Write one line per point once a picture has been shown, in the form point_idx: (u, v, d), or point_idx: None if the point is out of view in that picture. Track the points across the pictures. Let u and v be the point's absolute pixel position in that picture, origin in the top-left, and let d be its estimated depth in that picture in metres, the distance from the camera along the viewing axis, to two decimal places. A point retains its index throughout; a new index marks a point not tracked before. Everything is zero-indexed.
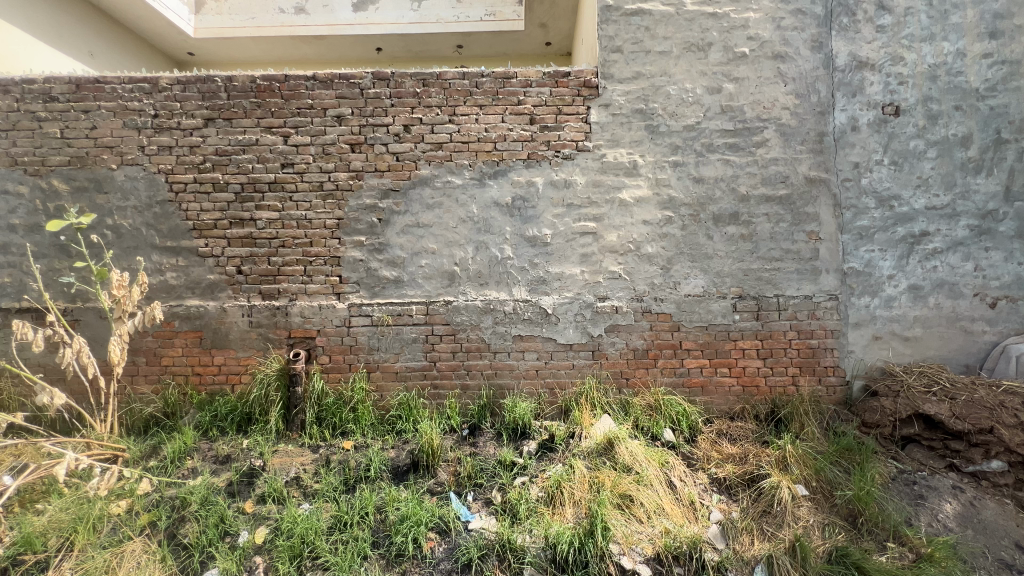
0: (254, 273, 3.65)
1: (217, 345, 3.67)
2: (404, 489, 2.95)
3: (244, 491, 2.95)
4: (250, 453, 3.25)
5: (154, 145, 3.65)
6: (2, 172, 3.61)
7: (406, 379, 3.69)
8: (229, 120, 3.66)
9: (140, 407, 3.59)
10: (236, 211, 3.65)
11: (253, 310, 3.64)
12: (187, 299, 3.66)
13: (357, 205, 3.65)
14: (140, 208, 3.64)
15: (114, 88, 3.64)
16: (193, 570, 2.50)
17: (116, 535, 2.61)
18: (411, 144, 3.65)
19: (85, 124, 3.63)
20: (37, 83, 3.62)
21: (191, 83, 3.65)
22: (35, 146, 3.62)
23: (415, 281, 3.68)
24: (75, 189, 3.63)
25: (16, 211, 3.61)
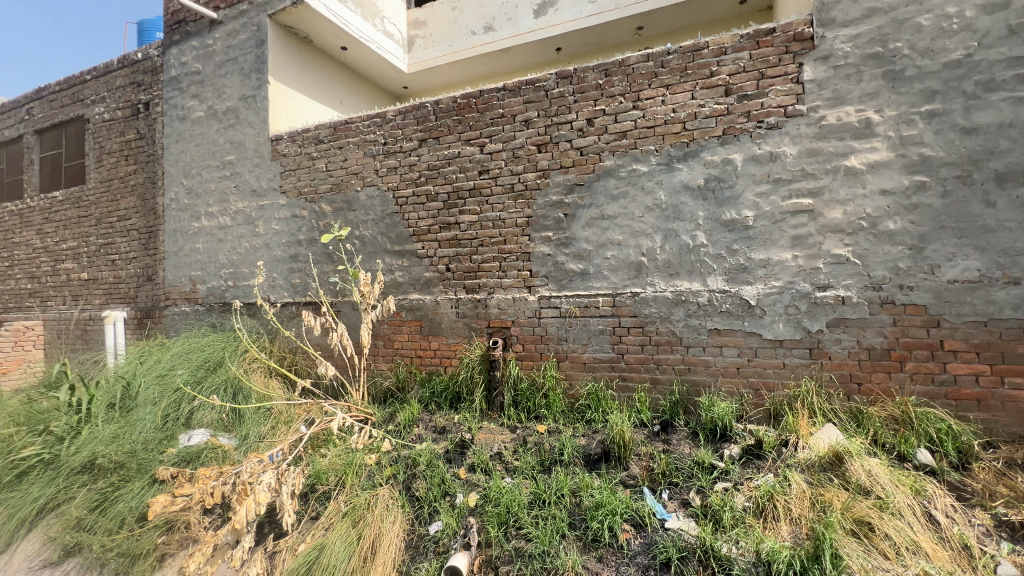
0: (460, 270, 4.16)
1: (433, 333, 4.29)
2: (596, 476, 3.00)
3: (458, 458, 3.40)
4: (461, 427, 3.73)
5: (385, 168, 4.45)
6: (293, 202, 4.87)
7: (594, 369, 3.74)
8: (438, 138, 4.24)
9: (381, 381, 4.44)
10: (444, 217, 4.21)
11: (459, 303, 4.15)
12: (410, 293, 4.37)
13: (545, 202, 3.84)
14: (377, 220, 4.49)
15: (358, 126, 4.57)
16: (424, 519, 2.98)
17: (371, 480, 3.29)
18: (595, 137, 3.67)
19: (341, 158, 4.64)
20: (311, 131, 4.77)
21: (409, 111, 4.34)
22: (311, 179, 4.77)
23: (601, 273, 3.70)
24: (336, 209, 4.67)
25: (302, 229, 4.82)
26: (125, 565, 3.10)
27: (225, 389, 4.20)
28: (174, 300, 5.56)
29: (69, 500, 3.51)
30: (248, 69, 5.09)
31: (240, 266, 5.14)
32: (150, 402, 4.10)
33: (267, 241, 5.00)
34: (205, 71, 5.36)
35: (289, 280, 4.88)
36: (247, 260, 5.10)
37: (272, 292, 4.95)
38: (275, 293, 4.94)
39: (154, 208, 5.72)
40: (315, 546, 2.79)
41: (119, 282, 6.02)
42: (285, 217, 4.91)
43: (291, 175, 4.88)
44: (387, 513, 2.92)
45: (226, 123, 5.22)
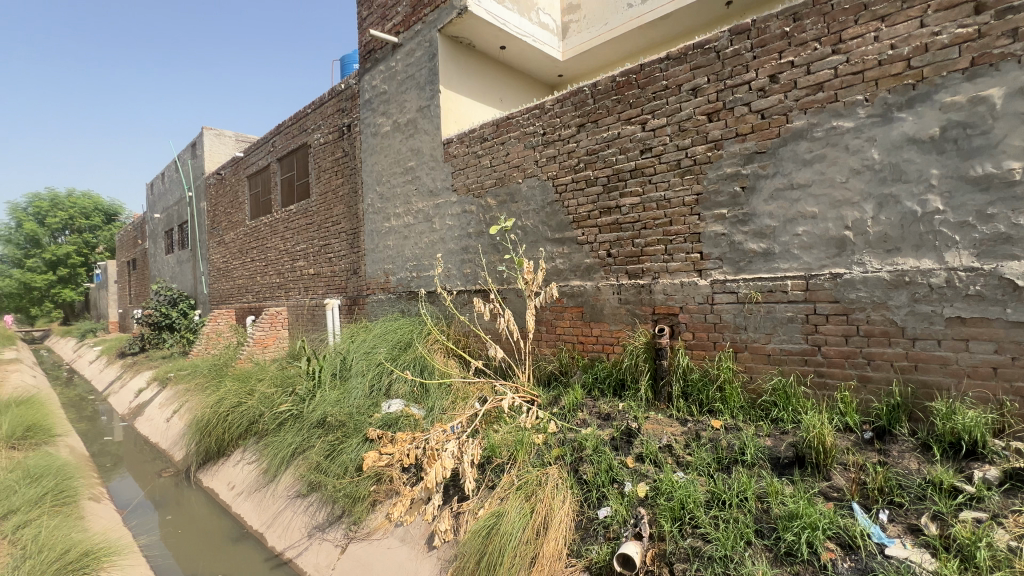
0: (621, 255, 4.05)
1: (595, 319, 4.26)
2: (788, 483, 2.64)
3: (624, 446, 3.32)
4: (626, 415, 3.65)
5: (545, 157, 4.55)
6: (463, 198, 5.32)
7: (781, 362, 3.29)
8: (596, 121, 4.16)
9: (545, 364, 4.61)
10: (604, 201, 4.13)
11: (622, 289, 4.04)
12: (571, 280, 4.41)
13: (718, 176, 3.48)
14: (538, 209, 4.63)
15: (518, 120, 4.76)
16: (592, 502, 3.00)
17: (540, 458, 3.44)
18: (780, 95, 3.18)
19: (503, 153, 4.90)
20: (477, 131, 5.12)
21: (567, 98, 4.35)
22: (478, 176, 5.13)
23: (789, 252, 3.22)
24: (500, 202, 4.95)
25: (471, 222, 5.24)
26: (349, 504, 3.82)
27: (414, 366, 4.81)
28: (373, 289, 6.60)
29: (310, 448, 4.44)
30: (423, 82, 5.70)
31: (421, 259, 5.83)
32: (360, 374, 4.94)
33: (442, 235, 5.57)
34: (390, 90, 6.16)
35: (461, 270, 5.36)
36: (427, 253, 5.76)
37: (447, 281, 5.50)
38: (450, 282, 5.48)
39: (356, 212, 6.86)
40: (493, 513, 3.03)
41: (334, 275, 7.37)
42: (457, 212, 5.39)
43: (461, 174, 5.32)
44: (557, 492, 3.01)
45: (408, 133, 5.94)
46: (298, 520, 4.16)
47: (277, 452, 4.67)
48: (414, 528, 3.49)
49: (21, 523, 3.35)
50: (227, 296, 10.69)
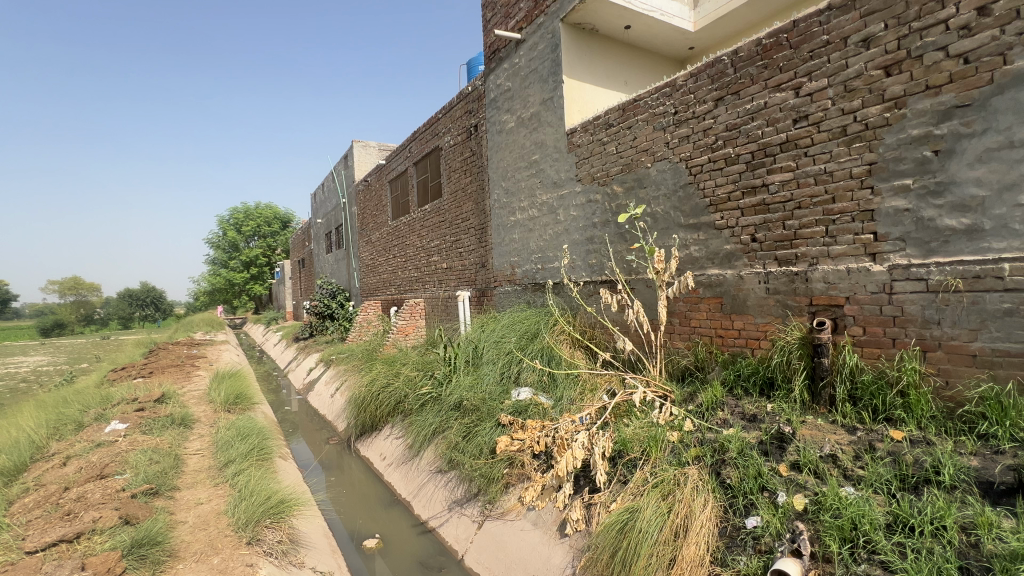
0: (769, 239, 3.62)
1: (737, 311, 3.88)
2: (1009, 516, 2.12)
3: (776, 452, 2.98)
4: (777, 417, 3.27)
5: (676, 138, 4.26)
6: (587, 187, 5.24)
7: (994, 366, 2.65)
8: (737, 93, 3.78)
9: (678, 358, 4.35)
10: (748, 180, 3.73)
11: (770, 277, 3.61)
12: (708, 269, 4.08)
13: (899, 141, 2.91)
14: (669, 194, 4.36)
15: (646, 101, 4.53)
16: (739, 510, 2.75)
17: (676, 457, 3.26)
18: (993, 32, 2.54)
19: (630, 137, 4.71)
20: (601, 117, 5.00)
21: (703, 71, 4.01)
22: (603, 163, 5.01)
23: (1006, 229, 2.57)
24: (627, 189, 4.78)
25: (596, 212, 5.15)
26: (484, 484, 4.04)
27: (541, 355, 4.90)
28: (500, 281, 6.87)
29: (448, 429, 4.80)
30: (546, 74, 5.73)
31: (546, 251, 5.91)
32: (491, 362, 5.19)
33: (567, 226, 5.57)
34: (514, 86, 6.31)
35: (587, 261, 5.30)
36: (552, 245, 5.81)
37: (573, 272, 5.49)
38: (576, 273, 5.46)
39: (484, 208, 7.20)
40: (626, 509, 2.95)
41: (465, 269, 7.83)
42: (581, 202, 5.34)
43: (585, 163, 5.25)
44: (696, 494, 2.82)
45: (531, 127, 6.04)
46: (439, 493, 4.54)
47: (420, 430, 5.14)
48: (545, 514, 3.57)
49: (238, 471, 4.19)
50: (374, 289, 12.04)
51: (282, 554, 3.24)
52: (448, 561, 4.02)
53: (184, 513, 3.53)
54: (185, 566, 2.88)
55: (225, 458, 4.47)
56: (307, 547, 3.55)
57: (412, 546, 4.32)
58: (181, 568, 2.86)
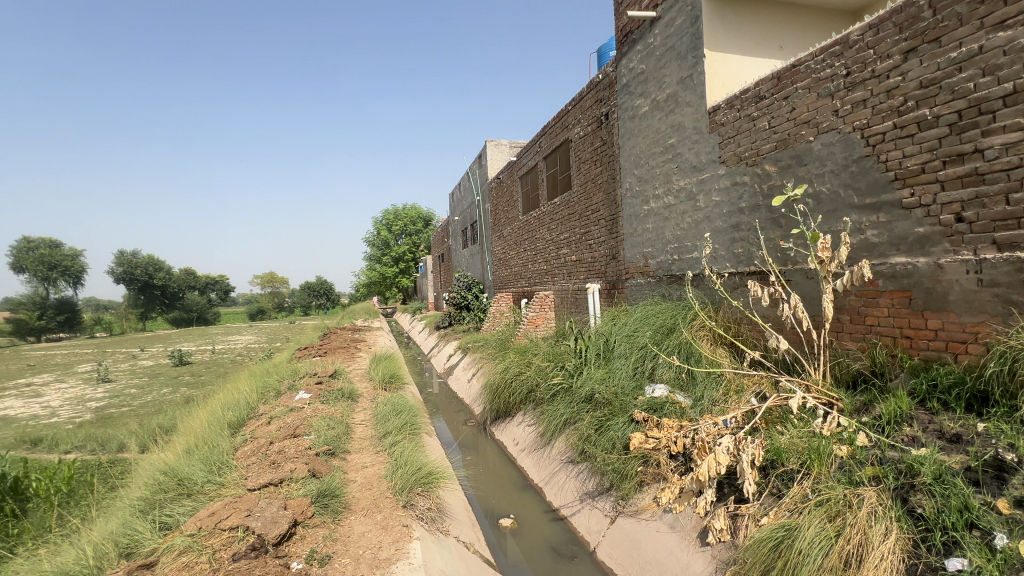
0: (983, 218, 2.90)
1: (932, 307, 3.20)
2: None
3: (992, 484, 2.39)
4: (994, 441, 2.62)
5: (848, 104, 3.65)
6: (733, 169, 4.78)
7: None
8: (937, 40, 3.08)
9: (848, 362, 3.75)
10: (951, 146, 3.03)
11: (983, 265, 2.89)
12: (891, 257, 3.42)
13: None
14: (838, 170, 3.76)
15: (808, 65, 3.97)
16: (934, 547, 2.27)
17: (846, 474, 2.82)
18: None
19: (787, 109, 4.17)
20: (750, 90, 4.51)
21: (887, 20, 3.36)
22: (752, 141, 4.52)
23: None
24: (782, 167, 4.25)
25: (744, 195, 4.67)
26: (617, 479, 3.97)
27: (678, 351, 4.63)
28: (632, 273, 6.65)
29: (579, 421, 4.81)
30: (684, 51, 5.34)
31: (684, 240, 5.55)
32: (623, 356, 5.07)
33: (708, 213, 5.15)
34: (648, 68, 6.01)
35: (731, 250, 4.85)
36: (691, 234, 5.43)
37: (715, 262, 5.07)
38: (718, 264, 5.03)
39: (615, 199, 7.02)
40: (781, 526, 2.65)
41: (595, 261, 7.74)
42: (725, 186, 4.89)
43: (730, 143, 4.78)
44: (874, 520, 2.40)
45: (668, 110, 5.69)
46: (570, 483, 4.59)
47: (551, 419, 5.25)
48: (683, 518, 3.37)
49: (394, 442, 4.75)
50: (506, 282, 12.57)
51: (432, 520, 3.58)
52: (580, 551, 4.06)
53: (354, 473, 4.13)
54: (356, 518, 3.37)
55: (383, 430, 5.09)
56: (452, 518, 3.88)
57: (545, 531, 4.45)
58: (353, 519, 3.35)
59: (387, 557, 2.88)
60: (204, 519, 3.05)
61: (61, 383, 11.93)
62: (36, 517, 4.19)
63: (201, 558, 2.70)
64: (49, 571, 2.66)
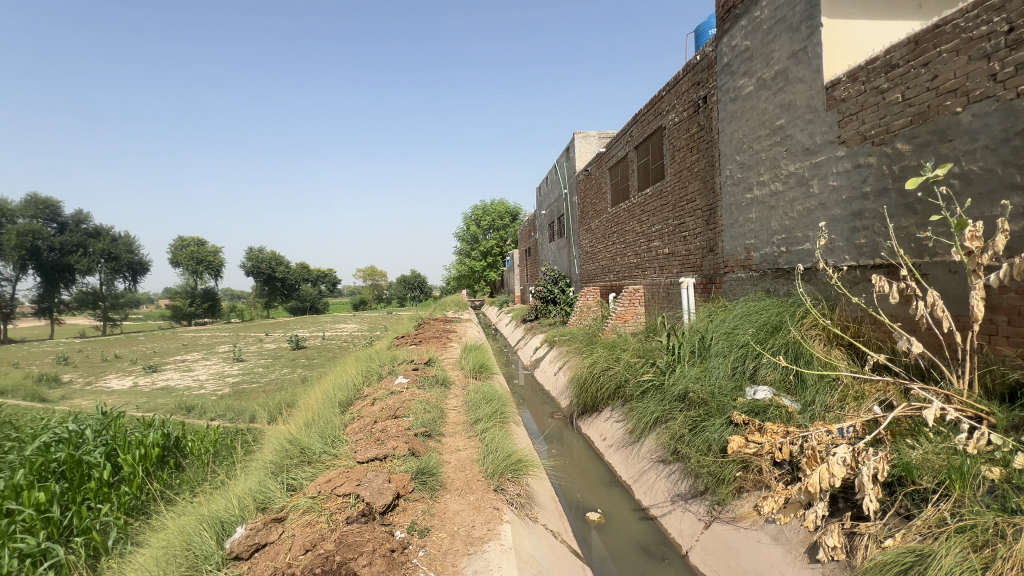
0: None
1: None
2: None
3: None
4: None
5: (1010, 66, 3.07)
6: (855, 150, 4.27)
7: None
8: None
9: (1004, 371, 3.19)
10: None
11: None
12: None
13: None
14: (994, 145, 3.19)
15: (956, 24, 3.40)
16: None
17: (998, 501, 2.42)
18: None
19: (927, 77, 3.62)
20: (879, 59, 3.99)
21: None
22: (880, 117, 4.00)
23: None
24: (918, 146, 3.71)
25: (868, 179, 4.16)
26: (713, 482, 3.78)
27: (785, 351, 4.27)
28: (732, 267, 6.24)
29: (671, 419, 4.64)
30: (796, 22, 4.86)
31: (793, 231, 5.08)
32: (721, 355, 4.80)
33: (823, 201, 4.67)
34: (753, 45, 5.56)
35: (851, 241, 4.35)
36: (802, 224, 4.96)
37: (831, 255, 4.59)
38: (835, 256, 4.54)
39: (713, 187, 6.61)
40: (910, 551, 2.36)
41: (689, 254, 7.37)
42: (845, 169, 4.38)
43: (853, 120, 4.27)
44: None
45: (776, 88, 5.22)
46: (661, 483, 4.44)
47: (641, 416, 5.12)
48: (789, 531, 3.12)
49: (485, 428, 4.94)
50: (593, 275, 12.42)
51: (521, 506, 3.69)
52: (671, 553, 3.92)
53: (449, 455, 4.38)
54: (451, 497, 3.58)
55: (475, 417, 5.33)
56: (540, 506, 3.96)
57: (634, 529, 4.35)
58: (448, 497, 3.56)
59: (480, 536, 3.02)
60: (322, 485, 3.44)
61: (207, 361, 14.02)
62: (193, 470, 5.01)
63: (321, 518, 3.05)
64: (206, 515, 3.17)
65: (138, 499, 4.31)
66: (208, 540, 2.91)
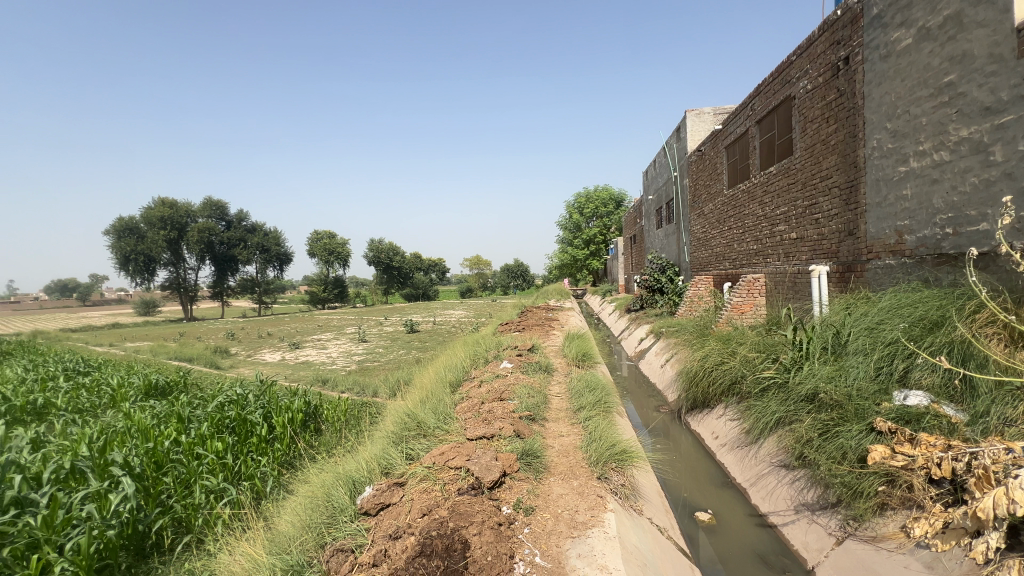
0: None
1: None
2: None
3: None
4: None
5: None
6: None
7: None
8: None
9: None
10: None
11: None
12: None
13: None
14: None
15: None
16: None
17: None
18: None
19: None
20: None
21: None
22: None
23: None
24: None
25: None
26: (847, 495, 3.36)
27: (948, 352, 3.61)
28: (877, 253, 5.42)
29: (796, 421, 4.20)
30: None
31: (964, 208, 4.25)
32: (862, 353, 4.21)
33: (1008, 171, 3.83)
34: None
35: None
36: (977, 200, 4.12)
37: (1017, 237, 3.76)
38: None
39: (855, 162, 5.76)
40: None
41: (822, 239, 6.55)
42: None
43: None
44: None
45: (945, 38, 4.37)
46: (783, 491, 4.05)
47: (761, 416, 4.71)
48: (949, 560, 2.59)
49: (588, 416, 4.93)
50: (706, 264, 11.63)
51: (625, 497, 3.61)
52: (793, 565, 3.56)
53: (552, 440, 4.46)
54: (554, 480, 3.64)
55: (578, 404, 5.33)
56: (645, 499, 3.85)
57: (750, 536, 4.02)
58: (552, 480, 3.64)
59: (583, 521, 3.05)
60: (437, 456, 3.72)
61: (338, 340, 15.84)
62: (329, 434, 5.75)
63: (435, 486, 3.31)
64: (341, 473, 3.63)
65: (288, 455, 5.07)
66: (343, 495, 3.33)
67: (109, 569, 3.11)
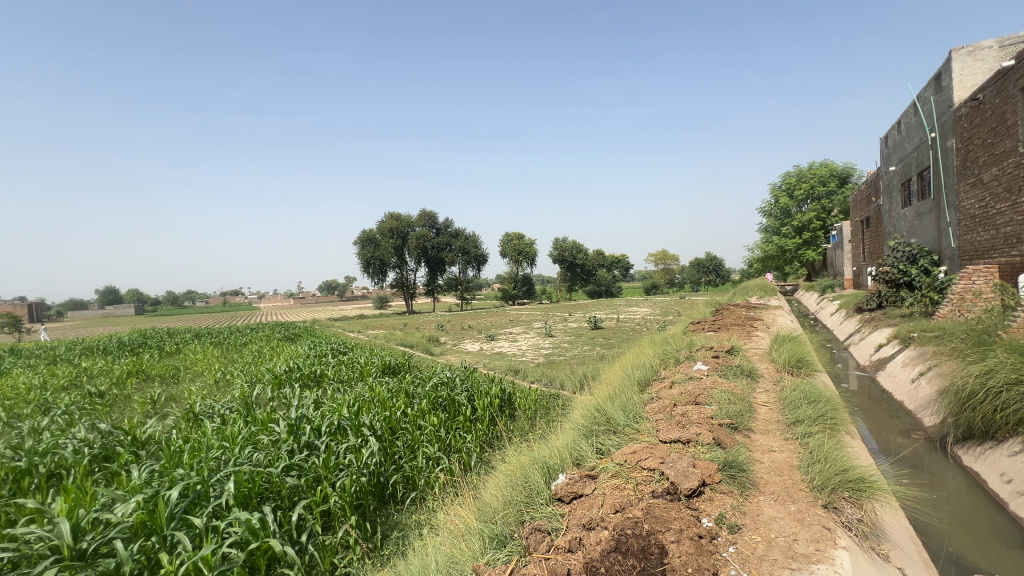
0: None
1: None
2: None
3: None
4: None
5: None
6: None
7: None
8: None
9: None
10: None
11: None
12: None
13: None
14: None
15: None
16: None
17: None
18: None
19: None
20: None
21: None
22: None
23: None
24: None
25: None
26: None
27: None
28: None
29: None
30: None
31: None
32: None
33: None
34: None
35: None
36: None
37: None
38: None
39: None
40: None
41: None
42: None
43: None
44: None
45: None
46: None
47: None
48: None
49: (807, 433, 4.20)
50: (986, 249, 8.77)
51: (864, 535, 2.94)
52: None
53: (761, 455, 3.93)
54: (765, 500, 3.20)
55: (794, 417, 4.59)
56: (894, 543, 3.07)
57: None
58: (762, 499, 3.20)
59: (805, 553, 2.60)
60: (628, 455, 3.65)
61: (527, 334, 16.97)
62: (522, 419, 6.20)
63: (628, 484, 3.25)
64: (536, 458, 3.85)
65: (489, 435, 5.63)
66: (539, 478, 3.53)
67: (363, 507, 3.91)
